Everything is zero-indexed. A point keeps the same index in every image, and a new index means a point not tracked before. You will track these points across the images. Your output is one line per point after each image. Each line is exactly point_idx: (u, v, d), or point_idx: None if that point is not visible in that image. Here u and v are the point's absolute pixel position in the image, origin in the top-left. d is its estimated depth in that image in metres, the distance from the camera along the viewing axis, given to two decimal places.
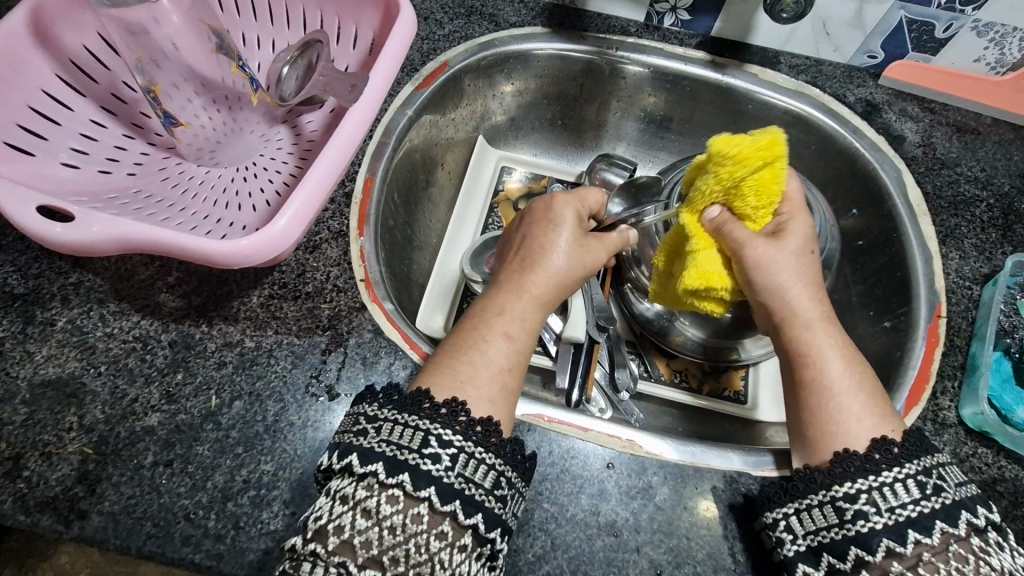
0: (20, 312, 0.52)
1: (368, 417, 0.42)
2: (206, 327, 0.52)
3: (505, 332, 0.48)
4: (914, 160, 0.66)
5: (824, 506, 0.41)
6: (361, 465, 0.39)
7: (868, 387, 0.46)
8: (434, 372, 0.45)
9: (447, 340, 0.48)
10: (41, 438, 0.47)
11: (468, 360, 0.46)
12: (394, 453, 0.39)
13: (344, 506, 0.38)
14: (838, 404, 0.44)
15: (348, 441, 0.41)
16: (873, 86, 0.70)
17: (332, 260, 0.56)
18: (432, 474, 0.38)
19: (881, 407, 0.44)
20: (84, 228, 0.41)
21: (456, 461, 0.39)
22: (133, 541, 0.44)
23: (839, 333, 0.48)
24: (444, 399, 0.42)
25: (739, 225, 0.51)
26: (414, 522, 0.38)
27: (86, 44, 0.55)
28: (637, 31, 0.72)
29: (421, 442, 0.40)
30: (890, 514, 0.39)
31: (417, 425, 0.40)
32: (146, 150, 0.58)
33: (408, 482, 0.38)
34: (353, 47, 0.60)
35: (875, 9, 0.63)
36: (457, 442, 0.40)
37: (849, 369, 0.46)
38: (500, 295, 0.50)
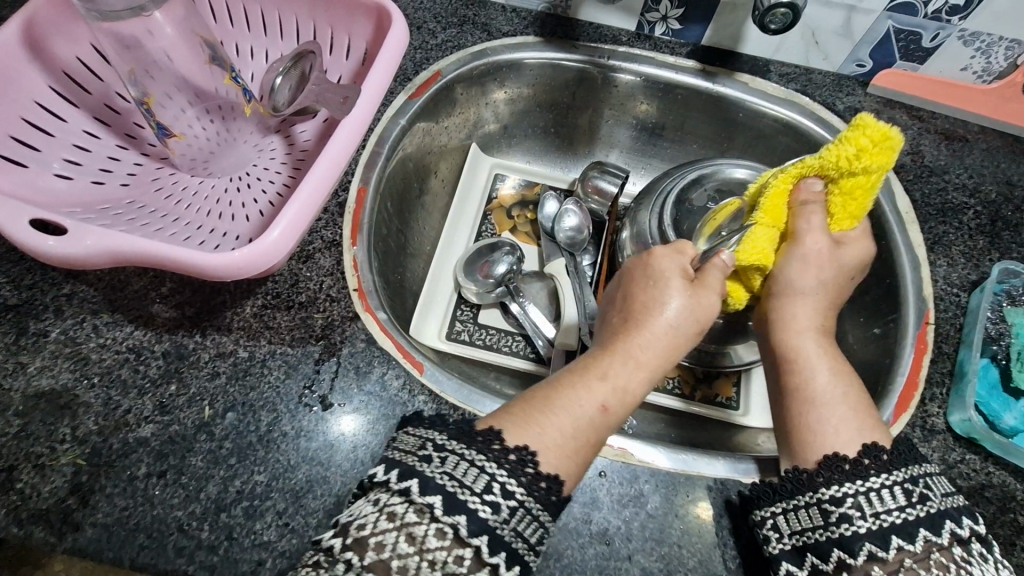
0: (13, 324, 0.52)
1: (439, 446, 0.39)
2: (199, 337, 0.52)
3: (602, 402, 0.46)
4: (903, 168, 0.66)
5: (810, 507, 0.42)
6: (407, 493, 0.37)
7: (853, 400, 0.47)
8: (520, 421, 0.44)
9: (538, 390, 0.47)
10: (34, 449, 0.47)
11: (553, 420, 0.44)
12: (459, 497, 0.37)
13: (389, 527, 0.36)
14: (821, 413, 0.46)
15: (411, 464, 0.38)
16: (862, 94, 0.71)
17: (325, 270, 0.56)
18: (488, 529, 0.36)
19: (864, 420, 0.45)
20: (76, 241, 0.41)
21: (513, 516, 0.37)
22: (126, 552, 0.44)
23: (833, 352, 0.50)
24: (515, 446, 0.41)
25: (818, 212, 0.52)
26: (452, 566, 0.36)
27: (80, 56, 0.55)
28: (629, 39, 0.72)
29: (479, 488, 0.38)
30: (874, 519, 0.39)
31: (424, 435, 0.41)
32: (139, 160, 0.58)
33: (456, 530, 0.36)
34: (346, 58, 0.60)
35: (863, 18, 0.64)
36: (520, 496, 0.38)
37: (838, 383, 0.48)
38: (606, 356, 0.48)
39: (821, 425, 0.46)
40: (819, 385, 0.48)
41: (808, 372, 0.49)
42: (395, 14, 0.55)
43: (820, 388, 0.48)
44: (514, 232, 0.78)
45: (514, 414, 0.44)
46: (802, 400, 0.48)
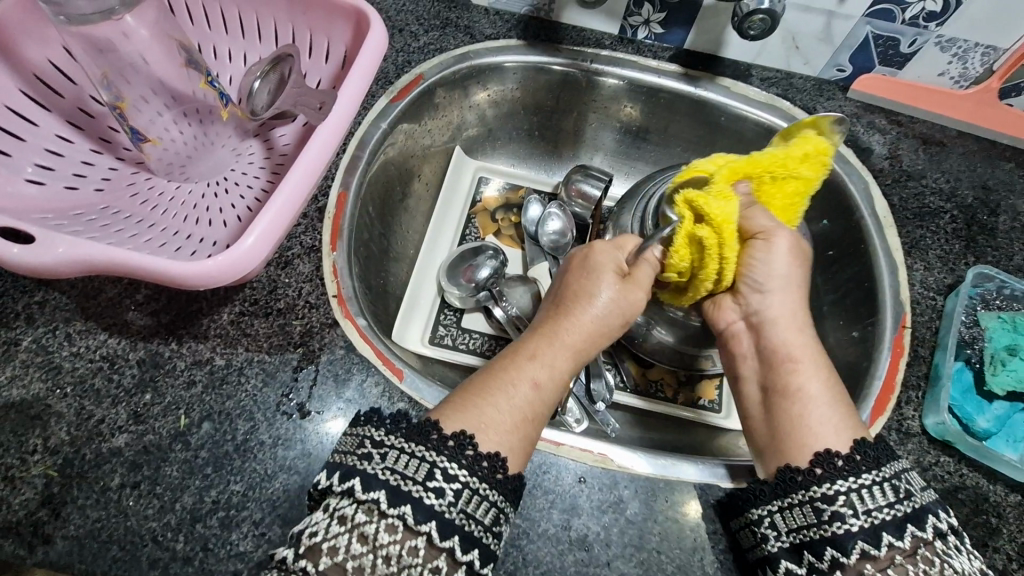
0: None
1: (374, 441, 0.41)
2: (175, 344, 0.51)
3: (534, 379, 0.48)
4: (881, 172, 0.67)
5: (804, 505, 0.42)
6: (364, 492, 0.38)
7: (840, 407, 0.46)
8: (460, 408, 0.45)
9: (480, 377, 0.49)
10: (4, 461, 0.46)
11: (496, 406, 0.46)
12: (397, 483, 0.39)
13: (341, 527, 0.39)
14: (812, 420, 0.46)
15: (351, 464, 0.41)
16: (842, 99, 0.71)
17: (304, 276, 0.55)
18: (431, 506, 0.38)
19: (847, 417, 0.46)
20: (45, 250, 0.40)
21: (459, 496, 0.40)
22: (99, 565, 0.44)
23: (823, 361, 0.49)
24: (451, 431, 0.43)
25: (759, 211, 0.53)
26: (410, 554, 0.38)
27: (51, 59, 0.54)
28: (611, 44, 0.73)
29: (426, 475, 0.40)
30: (867, 517, 0.40)
31: (424, 456, 0.40)
32: (115, 164, 0.57)
33: (410, 515, 0.38)
34: (326, 61, 0.60)
35: (842, 24, 0.64)
36: (463, 478, 0.40)
37: (828, 390, 0.47)
38: (537, 342, 0.51)
39: (808, 427, 0.46)
40: (809, 386, 0.47)
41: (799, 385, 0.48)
42: (374, 18, 0.54)
43: (813, 390, 0.47)
44: (498, 235, 0.77)
45: (453, 401, 0.46)
46: (790, 415, 0.47)
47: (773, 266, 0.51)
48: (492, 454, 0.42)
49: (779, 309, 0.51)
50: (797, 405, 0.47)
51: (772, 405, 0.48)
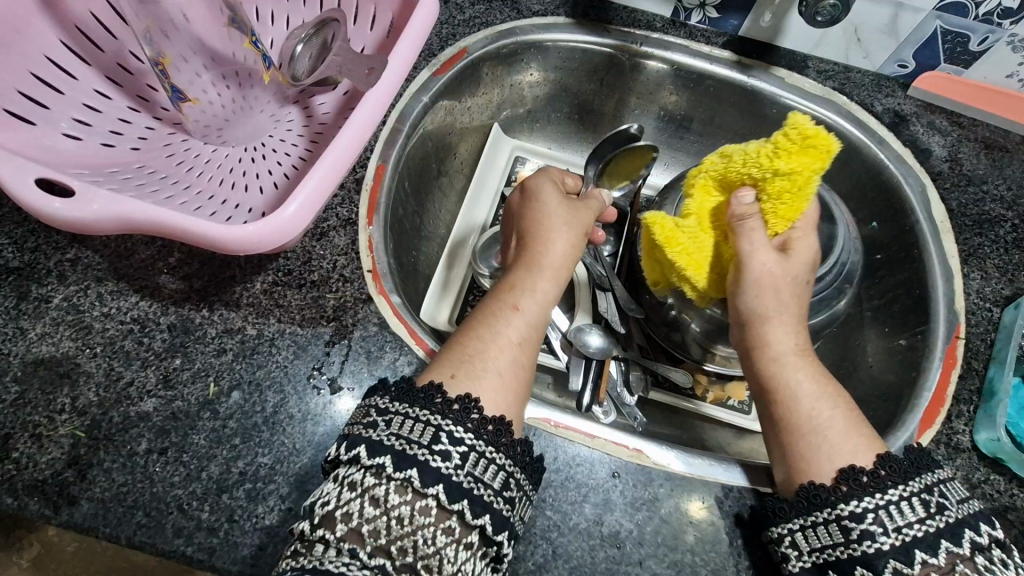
0: (14, 288, 0.50)
1: (379, 409, 0.40)
2: (206, 311, 0.50)
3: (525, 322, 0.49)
4: (940, 175, 0.64)
5: (827, 524, 0.40)
6: (368, 458, 0.38)
7: (847, 417, 0.45)
8: (450, 369, 0.44)
9: (462, 336, 0.48)
10: (31, 419, 0.45)
11: (485, 345, 0.46)
12: (402, 447, 0.38)
13: (352, 493, 0.37)
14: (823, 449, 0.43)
15: (357, 433, 0.40)
16: (901, 97, 0.68)
17: (340, 249, 0.54)
18: (441, 469, 0.37)
19: (858, 436, 0.44)
20: (84, 204, 0.39)
21: (466, 459, 0.38)
22: (122, 530, 0.43)
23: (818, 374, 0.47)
24: (457, 395, 0.41)
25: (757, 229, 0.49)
26: (422, 514, 0.37)
27: (93, 10, 0.52)
28: (662, 26, 0.70)
29: (432, 438, 0.38)
30: (897, 535, 0.38)
31: (428, 420, 0.39)
32: (151, 124, 0.56)
33: (442, 493, 0.37)
34: (371, 28, 0.58)
35: (911, 17, 0.61)
36: (469, 441, 0.39)
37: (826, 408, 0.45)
38: (516, 285, 0.52)
39: (828, 450, 0.43)
40: (808, 392, 0.46)
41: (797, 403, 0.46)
42: None
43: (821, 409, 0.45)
44: None
45: (446, 365, 0.45)
46: (800, 428, 0.45)
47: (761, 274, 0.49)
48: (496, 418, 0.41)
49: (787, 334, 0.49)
50: (809, 410, 0.45)
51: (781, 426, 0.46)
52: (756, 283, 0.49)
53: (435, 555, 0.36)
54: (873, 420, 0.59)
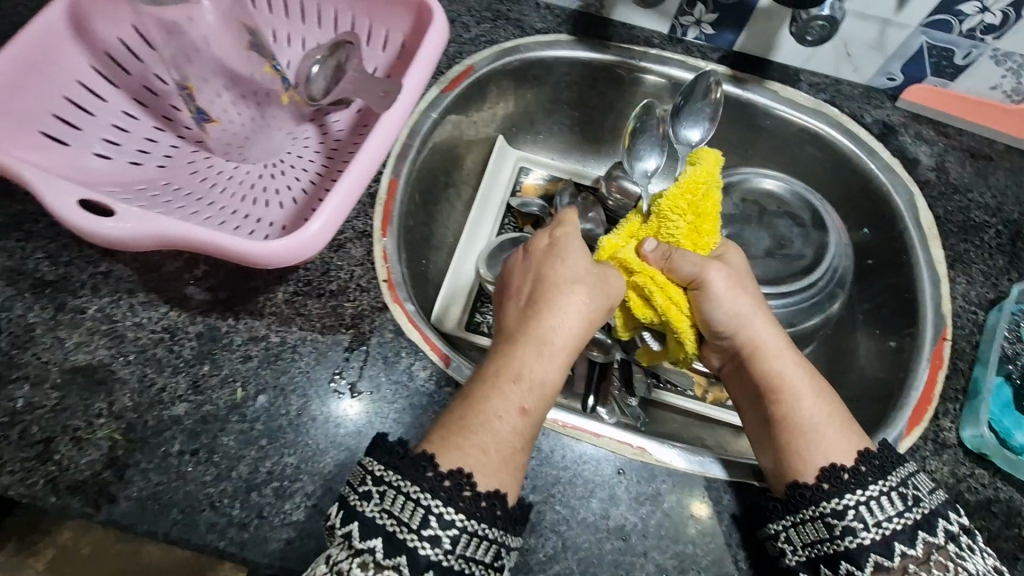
0: (51, 300, 0.53)
1: (375, 478, 0.42)
2: (232, 320, 0.53)
3: (521, 404, 0.47)
4: (927, 183, 0.67)
5: (814, 521, 0.44)
6: (362, 540, 0.40)
7: (840, 415, 0.48)
8: (446, 446, 0.44)
9: (458, 405, 0.47)
10: (71, 422, 0.48)
11: (483, 432, 0.45)
12: (393, 529, 0.40)
13: None
14: (808, 440, 0.47)
15: (353, 505, 0.42)
16: (890, 108, 0.71)
17: (356, 260, 0.57)
18: (431, 558, 0.40)
19: (848, 436, 0.47)
20: (124, 224, 0.42)
21: (456, 543, 0.40)
22: (159, 526, 0.46)
23: (805, 365, 0.51)
24: (450, 470, 0.42)
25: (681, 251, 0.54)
26: None
27: (121, 37, 0.56)
28: (660, 42, 0.73)
29: (423, 521, 0.40)
30: (876, 530, 0.42)
31: (417, 499, 0.41)
32: (175, 142, 0.59)
33: (405, 565, 0.39)
34: (383, 49, 0.60)
35: (897, 33, 0.64)
36: (460, 523, 0.41)
37: (817, 404, 0.49)
38: (522, 358, 0.49)
39: (809, 442, 0.47)
40: (801, 390, 0.50)
41: (790, 403, 0.49)
42: (436, 12, 0.55)
43: (810, 408, 0.49)
44: (536, 227, 0.78)
45: (437, 434, 0.45)
46: (793, 427, 0.48)
47: (727, 301, 0.53)
48: (493, 493, 0.43)
49: (760, 338, 0.52)
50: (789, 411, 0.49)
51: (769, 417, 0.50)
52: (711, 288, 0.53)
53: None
54: (863, 418, 0.62)
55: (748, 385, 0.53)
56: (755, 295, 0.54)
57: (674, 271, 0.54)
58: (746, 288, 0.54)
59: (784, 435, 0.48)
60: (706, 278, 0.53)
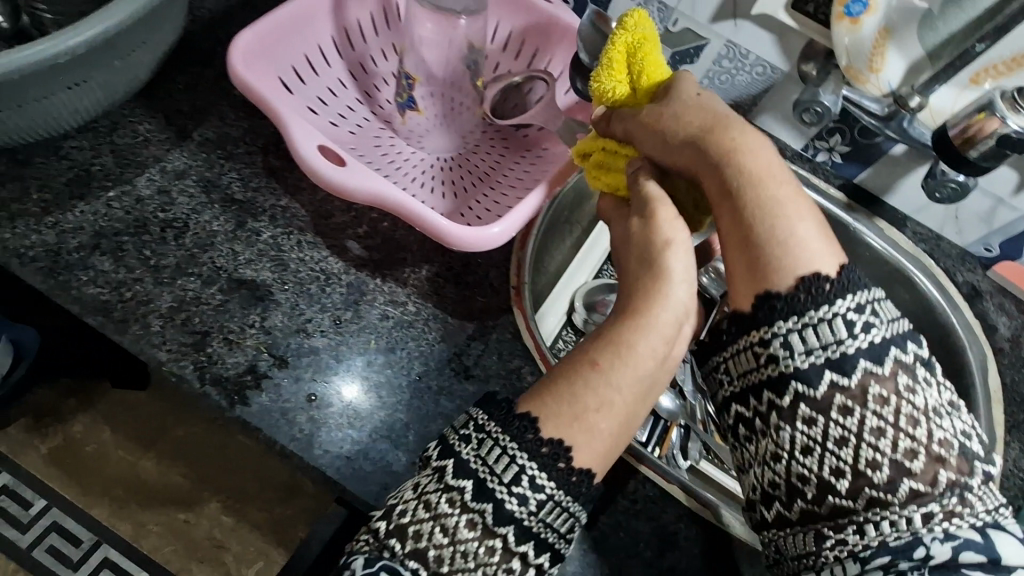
0: (234, 216, 0.59)
1: (476, 425, 0.43)
2: (380, 281, 0.59)
3: (599, 365, 0.45)
4: (1000, 352, 0.72)
5: (747, 350, 0.43)
6: (455, 478, 0.41)
7: (821, 227, 0.45)
8: (547, 399, 0.44)
9: (554, 374, 0.46)
10: (227, 325, 0.54)
11: (583, 394, 0.44)
12: (484, 476, 0.41)
13: (425, 514, 0.41)
14: (802, 255, 0.43)
15: (451, 443, 0.43)
16: (981, 275, 0.77)
17: (494, 262, 0.63)
18: (516, 517, 0.40)
19: (826, 245, 0.44)
20: (351, 176, 0.49)
21: (542, 506, 0.41)
22: (280, 438, 0.51)
23: (805, 203, 0.47)
24: (550, 436, 0.42)
25: (633, 116, 0.53)
26: (487, 553, 0.40)
27: (361, 20, 0.65)
28: (790, 156, 0.81)
29: (515, 480, 0.41)
30: None
31: (512, 452, 0.41)
32: (367, 117, 0.67)
33: (489, 514, 0.40)
34: (567, 94, 0.69)
35: (1007, 213, 0.72)
36: (549, 490, 0.41)
37: (813, 224, 0.45)
38: (615, 330, 0.47)
39: (796, 256, 0.43)
40: (805, 233, 0.45)
41: (769, 226, 0.45)
42: None
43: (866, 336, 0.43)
44: None
45: (547, 397, 0.44)
46: (778, 242, 0.44)
47: (746, 169, 0.47)
48: (584, 470, 0.43)
49: (783, 226, 0.45)
50: (770, 232, 0.44)
51: (728, 244, 0.46)
52: (730, 151, 0.47)
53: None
54: None
55: (733, 228, 0.46)
56: (773, 160, 0.48)
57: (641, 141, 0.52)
58: (778, 176, 0.47)
59: (737, 285, 0.45)
60: (740, 145, 0.48)
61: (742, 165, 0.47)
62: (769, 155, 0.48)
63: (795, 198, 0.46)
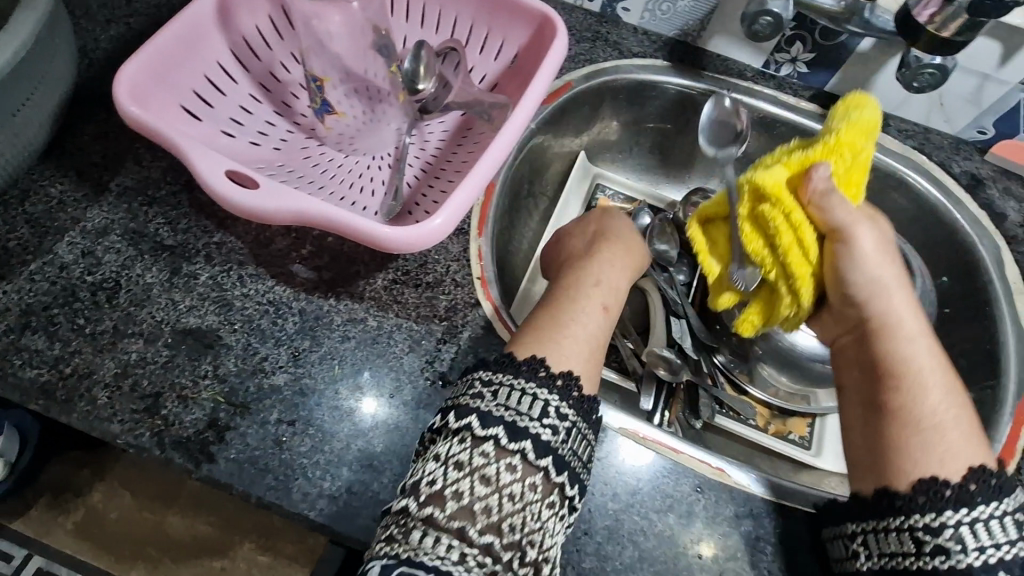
0: (167, 263, 0.55)
1: (484, 382, 0.46)
2: (334, 300, 0.55)
3: (602, 304, 0.55)
4: (1014, 239, 0.67)
5: (894, 534, 0.43)
6: (480, 427, 0.43)
7: (969, 419, 0.47)
8: (537, 340, 0.50)
9: (539, 314, 0.54)
10: (178, 381, 0.50)
11: (566, 332, 0.51)
12: (512, 418, 0.44)
13: (459, 473, 0.42)
14: (922, 439, 0.46)
15: (465, 403, 0.45)
16: (979, 161, 0.71)
17: (453, 256, 0.59)
18: (545, 442, 0.43)
19: (974, 448, 0.45)
20: (263, 198, 0.44)
21: (569, 434, 0.45)
22: (255, 489, 0.47)
23: (934, 343, 0.50)
24: (560, 371, 0.48)
25: (840, 194, 0.53)
26: (530, 490, 0.42)
27: (258, 26, 0.60)
28: (752, 76, 0.75)
29: (539, 412, 0.45)
30: (977, 552, 0.41)
31: (535, 393, 0.45)
32: (290, 129, 0.62)
33: (529, 451, 0.43)
34: (495, 59, 0.63)
35: (995, 89, 0.66)
36: (571, 417, 0.46)
37: (947, 399, 0.47)
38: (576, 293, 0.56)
39: (922, 451, 0.45)
40: (931, 382, 0.48)
41: (922, 402, 0.47)
42: (559, 29, 0.57)
43: (937, 403, 0.47)
44: None
45: (531, 334, 0.51)
46: (908, 422, 0.47)
47: (857, 249, 0.52)
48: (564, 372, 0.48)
49: (891, 315, 0.51)
50: (905, 407, 0.47)
51: (888, 410, 0.48)
52: (852, 245, 0.52)
53: (541, 527, 0.42)
54: None
55: (865, 371, 0.51)
56: (893, 265, 0.52)
57: (824, 212, 0.53)
58: (892, 259, 0.52)
59: (896, 428, 0.47)
60: (857, 233, 0.52)
61: (858, 244, 0.52)
62: (891, 268, 0.52)
63: (880, 301, 0.51)
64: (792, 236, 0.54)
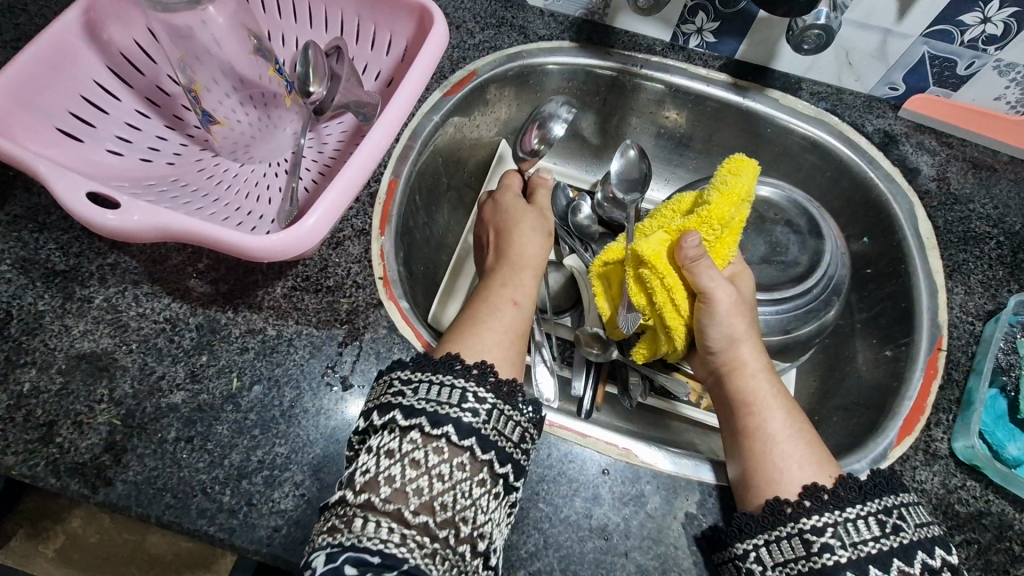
0: (60, 289, 0.55)
1: (403, 379, 0.46)
2: (232, 313, 0.55)
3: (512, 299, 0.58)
4: (928, 194, 0.66)
5: (787, 538, 0.44)
6: (405, 419, 0.43)
7: (809, 437, 0.50)
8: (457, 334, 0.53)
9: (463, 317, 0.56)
10: (73, 407, 0.50)
11: (482, 325, 0.54)
12: (433, 409, 0.43)
13: (390, 460, 0.42)
14: (781, 452, 0.49)
15: (388, 399, 0.45)
16: (892, 118, 0.71)
17: (353, 257, 0.58)
18: (467, 424, 0.43)
19: (817, 461, 0.48)
20: (126, 216, 0.43)
21: (491, 416, 0.44)
22: (153, 510, 0.47)
23: (780, 389, 0.54)
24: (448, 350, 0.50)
25: (706, 263, 0.55)
26: (459, 470, 0.42)
27: (135, 39, 0.58)
28: (662, 50, 0.74)
29: (459, 398, 0.44)
30: (852, 549, 0.42)
31: (452, 383, 0.45)
32: (183, 142, 0.61)
33: (452, 433, 0.43)
34: (386, 53, 0.62)
35: (898, 43, 0.64)
36: (490, 400, 0.45)
37: (790, 422, 0.51)
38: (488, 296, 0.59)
39: (780, 466, 0.48)
40: (776, 426, 0.51)
41: (767, 426, 0.51)
42: (438, 17, 0.56)
43: (781, 427, 0.50)
44: None
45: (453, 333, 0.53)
46: (761, 440, 0.50)
47: (720, 328, 0.55)
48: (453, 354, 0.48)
49: (743, 358, 0.55)
50: (765, 438, 0.50)
51: (743, 430, 0.52)
52: (710, 291, 0.55)
53: (473, 506, 0.42)
54: (858, 427, 0.61)
55: (726, 404, 0.55)
56: (741, 309, 0.56)
57: (694, 275, 0.55)
58: (745, 314, 0.56)
59: (755, 444, 0.50)
60: (716, 295, 0.55)
61: (715, 302, 0.55)
62: (732, 312, 0.55)
63: (736, 323, 0.55)
64: (666, 296, 0.57)
